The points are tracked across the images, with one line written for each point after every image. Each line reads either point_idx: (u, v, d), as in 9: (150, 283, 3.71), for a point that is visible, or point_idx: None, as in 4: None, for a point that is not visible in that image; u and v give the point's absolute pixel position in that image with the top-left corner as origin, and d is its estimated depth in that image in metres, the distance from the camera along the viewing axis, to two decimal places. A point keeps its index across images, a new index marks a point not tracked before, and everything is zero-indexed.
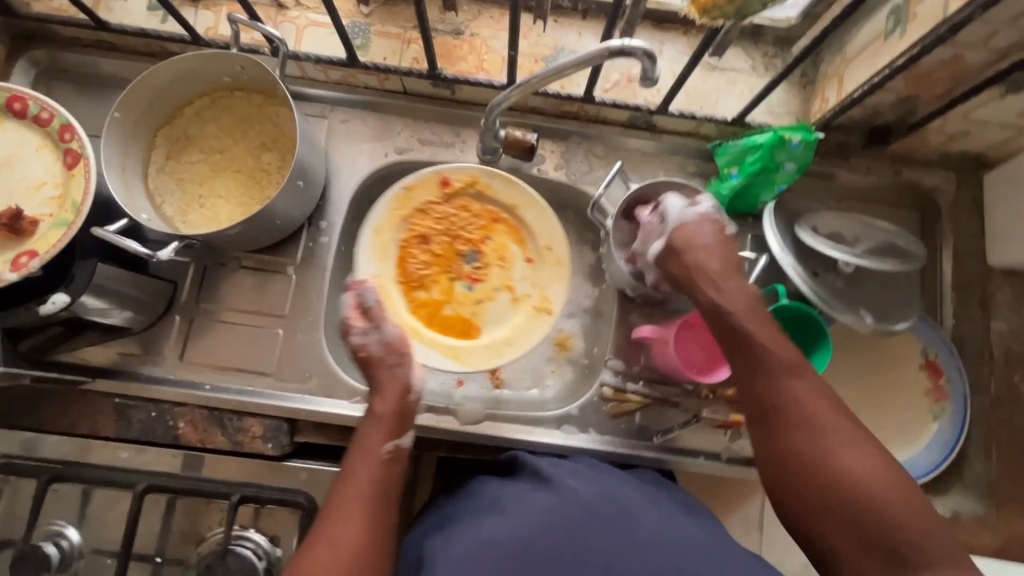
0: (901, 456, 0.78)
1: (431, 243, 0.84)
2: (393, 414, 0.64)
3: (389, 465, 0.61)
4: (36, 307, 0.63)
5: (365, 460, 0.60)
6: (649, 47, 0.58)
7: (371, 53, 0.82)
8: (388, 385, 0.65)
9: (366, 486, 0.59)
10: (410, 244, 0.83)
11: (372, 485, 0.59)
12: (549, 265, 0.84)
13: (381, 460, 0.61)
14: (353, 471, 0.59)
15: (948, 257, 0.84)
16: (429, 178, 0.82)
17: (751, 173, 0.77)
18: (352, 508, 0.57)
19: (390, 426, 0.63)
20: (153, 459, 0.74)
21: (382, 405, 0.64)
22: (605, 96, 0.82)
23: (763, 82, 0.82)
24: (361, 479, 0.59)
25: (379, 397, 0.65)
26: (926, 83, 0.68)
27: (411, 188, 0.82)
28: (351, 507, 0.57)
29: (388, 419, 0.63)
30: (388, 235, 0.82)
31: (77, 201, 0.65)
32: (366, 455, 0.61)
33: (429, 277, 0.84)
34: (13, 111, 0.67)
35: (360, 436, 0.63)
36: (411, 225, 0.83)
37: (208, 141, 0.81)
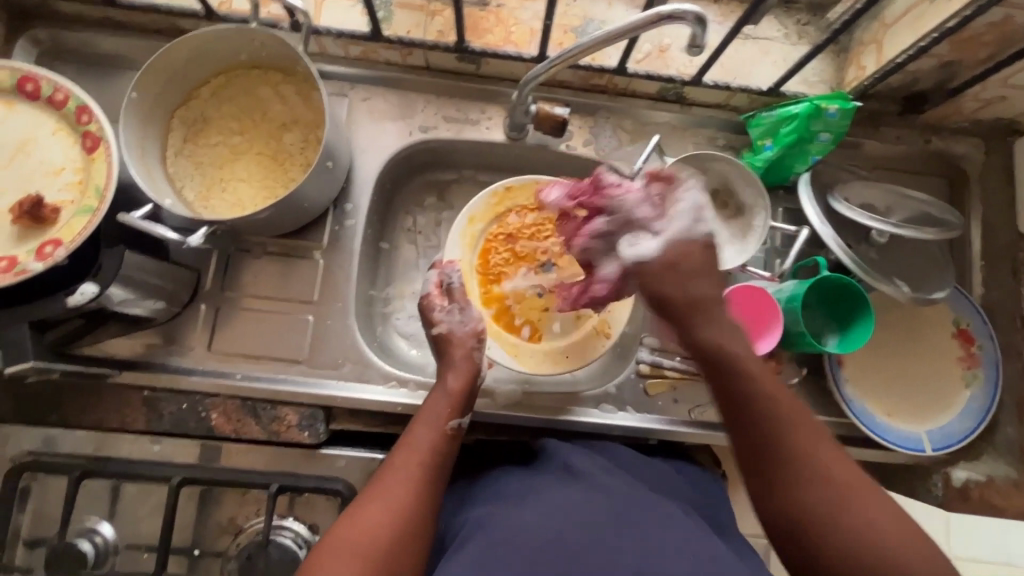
0: (936, 423, 0.79)
1: (516, 243, 0.83)
2: (453, 394, 0.68)
3: (448, 440, 0.64)
4: (63, 298, 0.60)
5: (427, 431, 0.64)
6: (700, 11, 0.56)
7: (394, 26, 0.79)
8: (454, 366, 0.70)
9: (425, 455, 0.61)
10: (496, 239, 0.83)
11: (432, 455, 0.62)
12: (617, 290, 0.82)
13: (442, 433, 0.64)
14: (412, 440, 0.63)
15: (978, 226, 0.84)
16: (529, 184, 0.82)
17: (786, 145, 0.76)
18: (410, 473, 0.59)
19: (450, 404, 0.67)
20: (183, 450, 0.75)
21: (447, 383, 0.69)
22: (637, 67, 0.80)
23: (796, 50, 0.81)
24: (421, 448, 0.62)
25: (444, 374, 0.70)
26: (971, 46, 0.67)
27: (512, 189, 0.82)
28: (411, 472, 0.60)
29: (448, 398, 0.67)
30: (478, 227, 0.82)
31: (100, 186, 0.61)
32: (427, 427, 0.64)
33: (507, 275, 0.83)
34: (25, 93, 0.64)
35: (421, 411, 0.66)
36: (502, 222, 0.83)
37: (226, 123, 0.77)
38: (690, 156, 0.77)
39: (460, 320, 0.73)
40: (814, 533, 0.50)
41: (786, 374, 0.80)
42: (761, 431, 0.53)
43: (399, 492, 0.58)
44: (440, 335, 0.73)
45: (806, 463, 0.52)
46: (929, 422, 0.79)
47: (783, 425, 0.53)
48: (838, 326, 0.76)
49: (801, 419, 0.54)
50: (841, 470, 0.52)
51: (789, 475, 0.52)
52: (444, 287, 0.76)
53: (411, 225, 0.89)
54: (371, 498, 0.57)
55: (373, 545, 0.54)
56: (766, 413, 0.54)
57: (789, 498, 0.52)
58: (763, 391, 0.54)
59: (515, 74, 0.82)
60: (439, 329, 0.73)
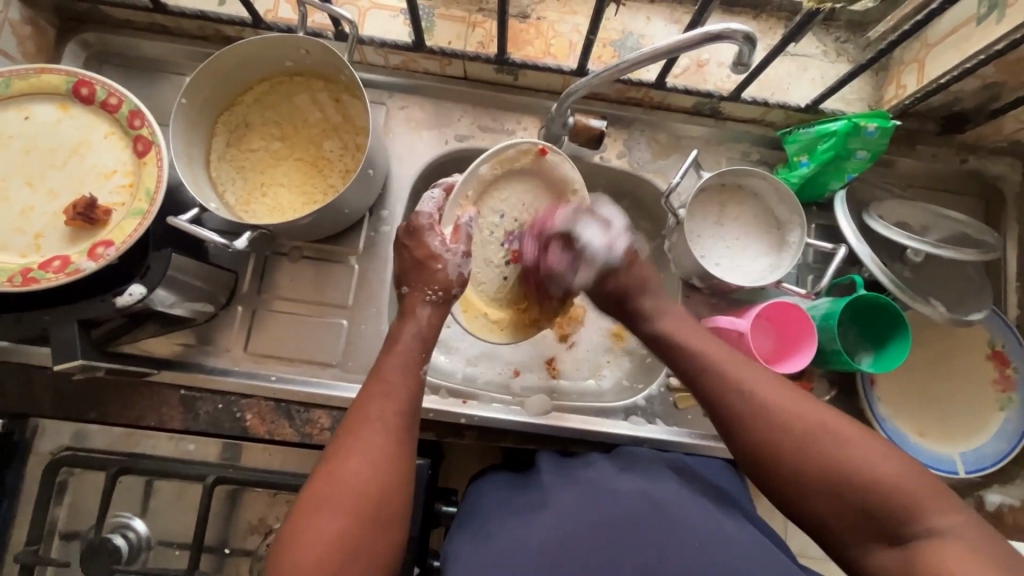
0: (968, 446, 0.78)
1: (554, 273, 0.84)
2: (420, 334, 0.63)
3: (417, 382, 0.59)
4: (112, 298, 0.61)
5: (396, 374, 0.59)
6: (749, 30, 0.57)
7: (435, 36, 0.80)
8: (423, 305, 0.65)
9: (399, 399, 0.57)
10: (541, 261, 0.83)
11: (407, 400, 0.57)
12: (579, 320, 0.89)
13: (414, 376, 0.59)
14: (380, 382, 0.57)
15: (1015, 246, 0.84)
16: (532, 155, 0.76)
17: (823, 162, 0.75)
18: (383, 419, 0.55)
19: (416, 344, 0.62)
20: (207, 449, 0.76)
21: (416, 322, 0.63)
22: (675, 82, 0.80)
23: (835, 68, 0.81)
24: (393, 392, 0.57)
25: (412, 315, 0.64)
26: (1018, 69, 0.67)
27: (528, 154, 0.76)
28: (383, 418, 0.55)
29: (414, 338, 0.62)
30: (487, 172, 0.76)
31: (150, 189, 0.62)
32: (397, 369, 0.59)
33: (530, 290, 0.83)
34: (80, 97, 0.65)
35: (388, 355, 0.60)
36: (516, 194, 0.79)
37: (267, 129, 0.79)
38: (726, 172, 0.77)
39: (458, 266, 0.67)
40: (775, 465, 0.53)
41: (818, 391, 0.79)
42: (710, 388, 0.59)
43: (375, 440, 0.53)
44: (431, 267, 0.66)
45: (755, 404, 0.55)
46: (961, 444, 0.79)
47: (729, 373, 0.59)
48: (872, 344, 0.76)
49: (746, 365, 0.59)
50: (790, 400, 0.55)
51: (737, 418, 0.56)
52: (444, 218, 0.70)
53: None
54: (343, 447, 0.53)
55: (351, 495, 0.50)
56: (733, 389, 0.57)
57: (747, 436, 0.55)
58: (703, 355, 0.61)
59: (552, 86, 0.83)
60: (434, 265, 0.66)
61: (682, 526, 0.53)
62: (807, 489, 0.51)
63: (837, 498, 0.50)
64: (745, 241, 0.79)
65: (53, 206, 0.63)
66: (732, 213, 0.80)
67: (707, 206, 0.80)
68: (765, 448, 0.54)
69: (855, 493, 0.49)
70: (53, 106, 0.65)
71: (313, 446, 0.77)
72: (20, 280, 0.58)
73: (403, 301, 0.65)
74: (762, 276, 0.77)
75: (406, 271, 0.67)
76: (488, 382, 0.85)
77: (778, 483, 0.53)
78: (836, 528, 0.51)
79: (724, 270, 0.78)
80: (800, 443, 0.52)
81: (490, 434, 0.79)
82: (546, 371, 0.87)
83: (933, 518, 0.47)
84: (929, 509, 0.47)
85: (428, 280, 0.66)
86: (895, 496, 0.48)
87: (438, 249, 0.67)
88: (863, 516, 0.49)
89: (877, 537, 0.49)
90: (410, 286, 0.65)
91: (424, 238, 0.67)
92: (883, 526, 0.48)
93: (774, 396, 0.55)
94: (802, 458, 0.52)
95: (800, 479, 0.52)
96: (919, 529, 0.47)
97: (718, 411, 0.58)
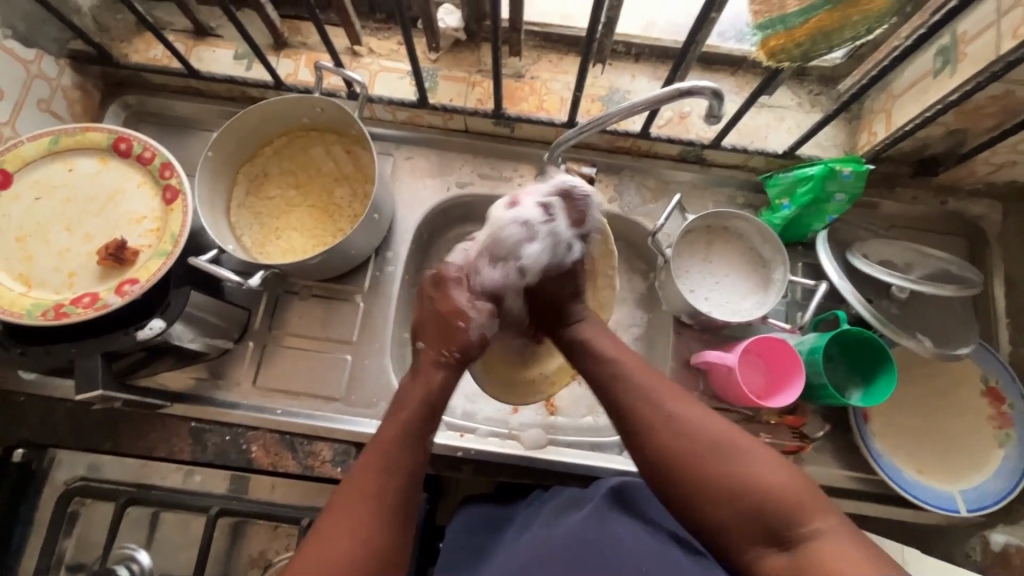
0: (967, 483, 0.78)
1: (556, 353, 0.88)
2: (422, 402, 0.64)
3: (417, 458, 0.61)
4: (135, 332, 0.67)
5: (396, 447, 0.60)
6: (716, 87, 0.63)
7: (438, 94, 0.88)
8: (437, 367, 0.68)
9: (398, 474, 0.58)
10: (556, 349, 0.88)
11: (404, 477, 0.58)
12: None
13: (413, 450, 0.61)
14: (377, 456, 0.59)
15: (999, 283, 0.86)
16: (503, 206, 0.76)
17: (803, 204, 0.79)
18: (377, 493, 0.56)
19: (420, 417, 0.63)
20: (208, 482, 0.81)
21: (428, 385, 0.66)
22: (659, 132, 0.86)
23: (810, 118, 0.86)
24: (392, 468, 0.58)
25: (425, 375, 0.67)
26: (976, 116, 0.71)
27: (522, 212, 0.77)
28: (377, 497, 0.56)
29: (417, 407, 0.64)
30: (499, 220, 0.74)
31: (176, 233, 0.68)
32: (397, 443, 0.60)
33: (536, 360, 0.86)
34: (118, 151, 0.72)
35: (391, 422, 0.62)
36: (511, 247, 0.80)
37: (284, 178, 0.86)
38: (709, 214, 0.81)
39: (480, 326, 0.72)
40: (677, 475, 0.58)
41: (811, 427, 0.80)
42: (623, 398, 0.64)
43: (365, 513, 0.54)
44: (453, 323, 0.71)
45: (664, 421, 0.60)
46: (959, 482, 0.78)
47: (637, 385, 0.64)
48: (862, 380, 0.77)
49: (651, 378, 0.65)
50: (691, 414, 0.61)
51: (647, 424, 0.61)
52: (471, 269, 0.75)
53: None
54: (335, 517, 0.54)
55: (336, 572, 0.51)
56: (638, 400, 0.63)
57: (651, 445, 0.60)
58: (618, 363, 0.67)
59: (546, 137, 0.89)
60: (456, 321, 0.71)
61: (630, 552, 0.57)
62: (706, 501, 0.56)
63: (732, 503, 0.55)
64: (733, 278, 0.83)
65: (88, 247, 0.69)
66: (719, 252, 0.84)
67: (695, 245, 0.84)
68: (670, 461, 0.58)
69: (748, 501, 0.54)
70: (94, 159, 0.73)
71: (314, 478, 0.79)
72: (53, 314, 0.64)
73: (418, 356, 0.70)
74: (749, 312, 0.80)
75: (429, 322, 0.72)
76: (487, 417, 0.87)
77: (677, 493, 0.58)
78: (730, 534, 0.55)
79: (712, 306, 0.81)
80: (700, 453, 0.57)
81: (487, 467, 0.80)
82: (544, 408, 0.89)
83: (814, 521, 0.52)
84: (809, 513, 0.53)
85: (447, 339, 0.70)
86: (785, 503, 0.53)
87: (463, 306, 0.72)
88: (755, 519, 0.54)
89: (767, 541, 0.53)
90: (427, 342, 0.70)
91: (450, 292, 0.73)
92: (772, 529, 0.53)
93: (681, 408, 0.61)
94: (704, 467, 0.57)
95: (702, 487, 0.56)
96: (804, 531, 0.52)
97: (630, 419, 0.63)
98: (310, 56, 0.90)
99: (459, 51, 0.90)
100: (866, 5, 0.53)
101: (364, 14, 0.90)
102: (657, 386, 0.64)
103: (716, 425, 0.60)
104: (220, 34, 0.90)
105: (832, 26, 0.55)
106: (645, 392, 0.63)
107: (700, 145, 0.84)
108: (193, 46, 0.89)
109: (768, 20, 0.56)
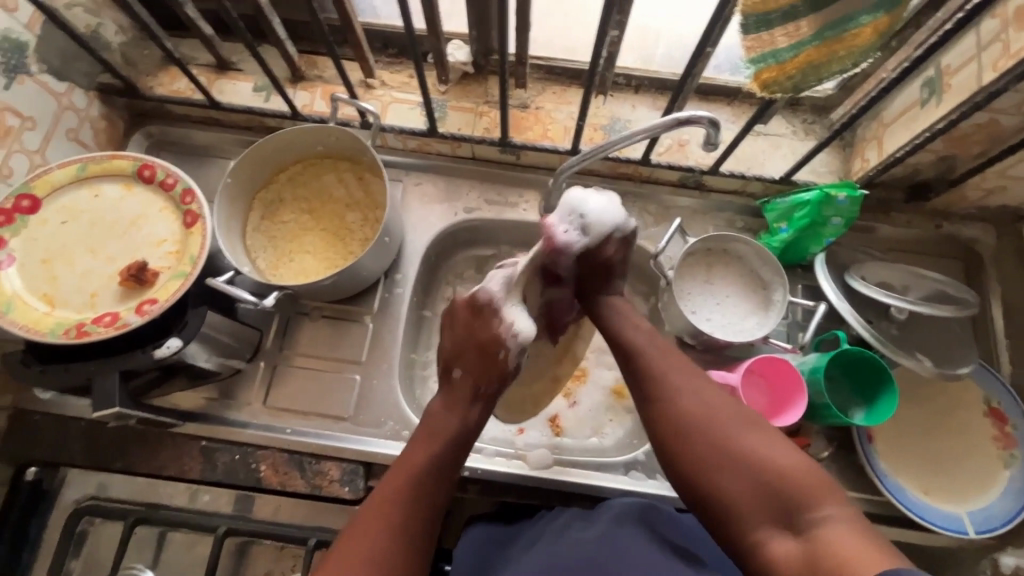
0: (974, 504, 0.78)
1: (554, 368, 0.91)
2: (456, 432, 0.66)
3: (444, 489, 0.63)
4: (151, 350, 0.69)
5: (427, 475, 0.62)
6: (713, 116, 0.66)
7: (447, 124, 0.91)
8: (473, 400, 0.69)
9: (424, 505, 0.60)
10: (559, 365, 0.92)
11: (428, 509, 0.60)
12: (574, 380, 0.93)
13: (441, 480, 0.63)
14: (410, 481, 0.61)
15: (997, 305, 0.87)
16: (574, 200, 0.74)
17: (801, 228, 0.81)
18: (402, 519, 0.58)
19: (454, 448, 0.65)
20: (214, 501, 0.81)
21: (462, 416, 0.68)
22: (659, 159, 0.89)
23: (805, 145, 0.90)
24: (422, 493, 0.61)
25: (462, 407, 0.69)
26: (963, 144, 0.74)
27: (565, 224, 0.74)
28: (404, 521, 0.58)
29: (453, 438, 0.66)
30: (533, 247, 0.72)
31: (194, 255, 0.71)
32: (429, 470, 0.62)
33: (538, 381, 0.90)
34: (142, 177, 0.76)
35: (419, 449, 0.65)
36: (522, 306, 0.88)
37: (297, 203, 0.89)
38: (710, 237, 0.84)
39: (518, 354, 0.71)
40: (690, 447, 0.61)
41: (815, 448, 0.81)
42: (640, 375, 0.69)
43: (388, 534, 0.57)
44: (493, 355, 0.70)
45: (677, 396, 0.65)
46: (966, 503, 0.78)
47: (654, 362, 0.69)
48: (864, 400, 0.78)
49: (666, 355, 0.70)
50: (704, 391, 0.65)
51: (663, 398, 0.66)
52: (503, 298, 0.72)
53: (451, 295, 0.97)
54: (359, 533, 0.57)
55: None
56: (654, 375, 0.68)
57: (666, 418, 0.64)
58: (636, 344, 0.72)
59: (551, 164, 0.93)
60: (495, 352, 0.70)
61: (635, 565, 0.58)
62: (719, 475, 0.59)
63: (742, 480, 0.57)
64: (734, 299, 0.85)
65: (110, 269, 0.72)
66: (719, 274, 0.86)
67: (695, 268, 0.86)
68: (683, 434, 0.62)
69: (758, 479, 0.57)
70: (119, 185, 0.76)
71: (321, 498, 0.80)
72: (75, 333, 0.66)
73: (453, 385, 0.70)
74: (750, 333, 0.82)
75: (466, 352, 0.71)
76: (493, 438, 0.88)
77: (692, 467, 0.61)
78: (740, 514, 0.56)
79: (714, 326, 0.83)
80: (713, 427, 0.61)
81: (493, 488, 0.81)
82: (550, 428, 0.90)
83: (824, 506, 0.53)
84: (818, 498, 0.54)
85: (485, 370, 0.70)
86: (795, 485, 0.55)
87: (503, 335, 0.70)
88: (763, 498, 0.56)
89: (776, 523, 0.55)
90: (465, 370, 0.70)
91: (489, 321, 0.71)
92: (781, 510, 0.55)
93: (696, 385, 0.65)
94: (718, 444, 0.60)
95: (714, 461, 0.60)
96: (813, 516, 0.53)
97: (648, 395, 0.67)
98: (325, 88, 0.94)
99: (468, 83, 0.94)
100: (852, 40, 0.56)
101: (377, 49, 0.95)
102: (668, 362, 0.69)
103: (728, 402, 0.63)
104: (241, 68, 0.95)
105: (820, 59, 0.57)
106: (660, 369, 0.68)
107: (700, 170, 0.87)
108: (215, 79, 0.94)
109: (760, 56, 0.57)
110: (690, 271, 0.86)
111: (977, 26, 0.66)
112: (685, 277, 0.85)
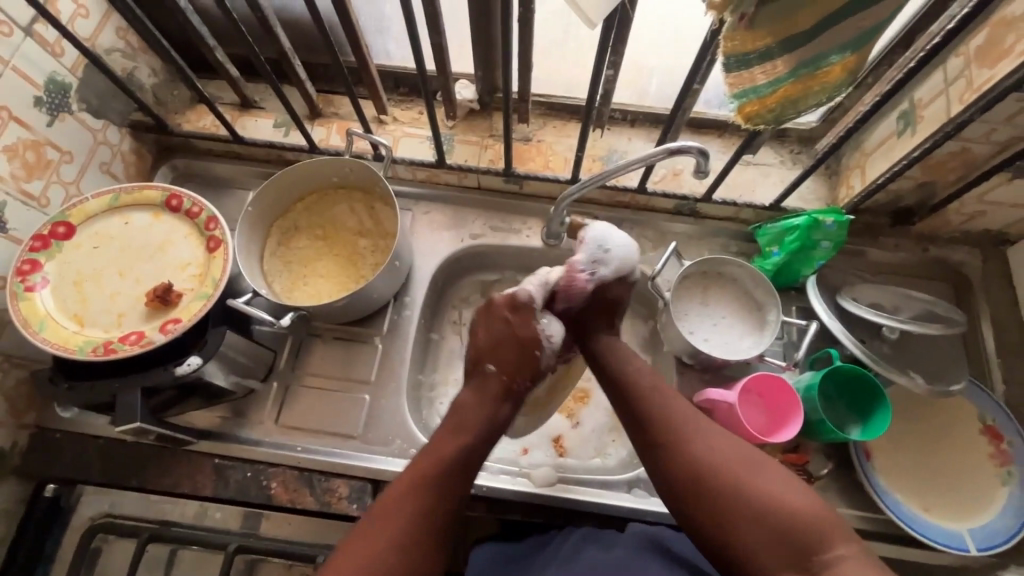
0: (974, 523, 0.78)
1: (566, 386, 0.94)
2: (485, 421, 0.72)
3: (469, 479, 0.68)
4: (172, 368, 0.73)
5: (454, 467, 0.67)
6: (702, 146, 0.71)
7: (454, 156, 0.97)
8: (502, 396, 0.75)
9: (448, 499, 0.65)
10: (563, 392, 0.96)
11: (450, 496, 0.65)
12: (576, 400, 0.95)
13: (462, 469, 0.67)
14: (432, 469, 0.66)
15: (987, 325, 0.90)
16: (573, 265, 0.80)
17: (791, 251, 0.85)
18: (428, 510, 0.63)
19: (481, 437, 0.70)
20: (224, 519, 0.83)
21: (492, 410, 0.73)
22: (655, 188, 0.94)
23: (792, 174, 0.95)
24: (442, 484, 0.65)
25: (494, 403, 0.74)
26: (941, 170, 0.79)
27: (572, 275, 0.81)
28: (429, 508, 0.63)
29: (481, 427, 0.71)
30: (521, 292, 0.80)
31: (216, 278, 0.75)
32: (456, 463, 0.67)
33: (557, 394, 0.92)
34: (169, 207, 0.81)
35: (441, 438, 0.70)
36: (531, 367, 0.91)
37: (312, 229, 0.94)
38: (704, 260, 0.88)
39: (549, 359, 0.79)
40: (703, 490, 0.64)
41: (815, 465, 0.82)
42: (647, 414, 0.72)
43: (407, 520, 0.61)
44: (531, 352, 0.77)
45: (689, 444, 0.67)
46: (966, 522, 0.79)
47: (659, 404, 0.72)
48: (859, 417, 0.80)
49: (671, 397, 0.73)
50: (711, 436, 0.68)
51: (675, 441, 0.68)
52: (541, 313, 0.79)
53: (457, 318, 1.00)
54: (382, 517, 0.62)
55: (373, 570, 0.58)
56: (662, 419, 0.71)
57: (677, 462, 0.67)
58: (640, 382, 0.75)
59: (551, 193, 0.98)
60: (535, 351, 0.77)
61: None
62: (732, 517, 0.61)
63: (755, 522, 0.60)
64: (730, 320, 0.88)
65: (137, 290, 0.76)
66: (715, 296, 0.89)
67: (692, 290, 0.90)
68: (696, 478, 0.65)
69: (773, 520, 0.60)
70: (148, 214, 0.81)
71: (331, 515, 0.81)
72: (102, 350, 0.70)
73: (488, 378, 0.75)
74: (746, 352, 0.85)
75: (498, 348, 0.77)
76: (499, 457, 0.90)
77: (706, 509, 0.63)
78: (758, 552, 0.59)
79: (711, 346, 0.86)
80: (725, 472, 0.64)
81: (498, 505, 0.83)
82: (554, 449, 0.91)
83: (837, 547, 0.57)
84: (828, 540, 0.58)
85: (520, 367, 0.76)
86: (808, 525, 0.59)
87: (541, 336, 0.78)
88: (779, 540, 0.59)
89: (795, 566, 0.57)
90: (500, 366, 0.76)
91: (529, 319, 0.78)
92: (796, 549, 0.58)
93: (702, 432, 0.69)
94: (730, 489, 0.63)
95: (729, 503, 0.62)
96: (827, 556, 0.57)
97: (657, 437, 0.70)
98: (341, 124, 1.01)
99: (473, 119, 1.01)
100: (824, 77, 0.61)
101: (390, 88, 1.02)
102: (674, 405, 0.72)
103: (732, 446, 0.67)
104: (263, 106, 1.02)
105: (797, 94, 0.62)
106: (665, 413, 0.71)
107: (694, 198, 0.92)
108: (239, 117, 1.00)
109: (741, 91, 0.62)
110: (688, 298, 0.89)
111: (943, 64, 0.72)
112: (682, 303, 0.89)
